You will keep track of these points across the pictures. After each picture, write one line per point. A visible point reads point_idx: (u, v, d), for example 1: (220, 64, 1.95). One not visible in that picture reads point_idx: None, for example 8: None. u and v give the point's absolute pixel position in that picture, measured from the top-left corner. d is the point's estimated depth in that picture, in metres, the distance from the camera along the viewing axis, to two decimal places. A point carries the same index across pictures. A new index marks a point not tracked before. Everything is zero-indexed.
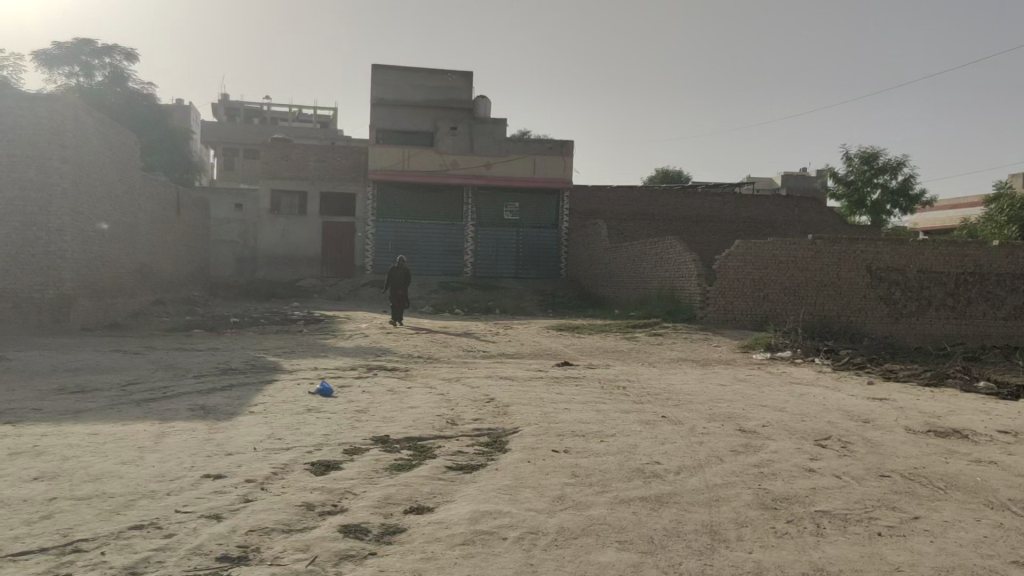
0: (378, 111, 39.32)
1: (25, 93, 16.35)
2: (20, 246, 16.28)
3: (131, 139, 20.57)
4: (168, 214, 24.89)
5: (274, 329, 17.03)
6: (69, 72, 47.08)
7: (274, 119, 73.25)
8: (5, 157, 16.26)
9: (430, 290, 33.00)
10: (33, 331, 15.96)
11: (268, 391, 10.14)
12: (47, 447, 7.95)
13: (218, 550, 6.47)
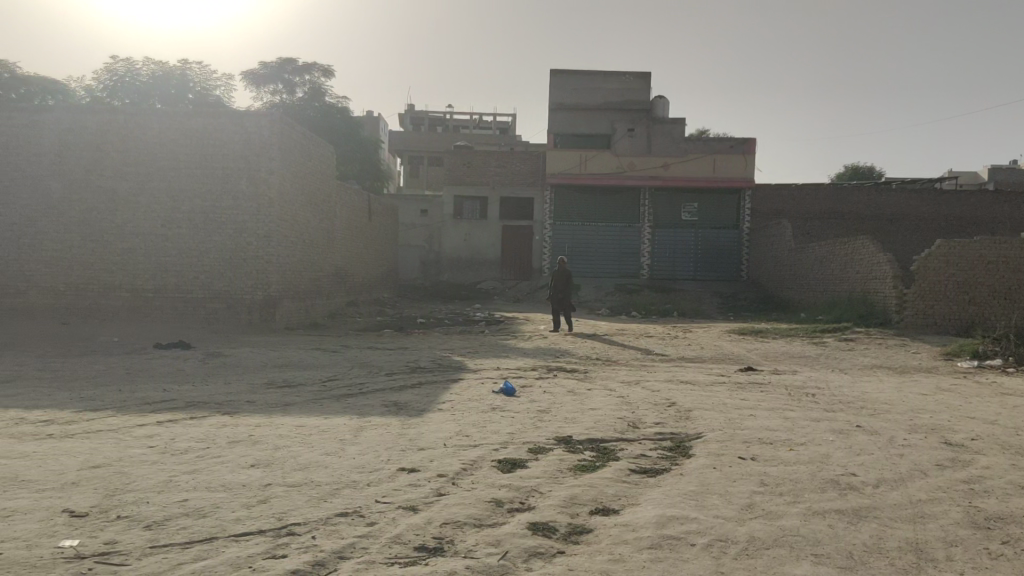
0: (557, 115, 39.92)
1: (239, 111, 17.75)
2: (234, 251, 17.78)
3: (329, 149, 21.88)
4: (361, 219, 26.43)
5: (459, 330, 17.64)
6: (273, 90, 51.19)
7: (456, 127, 75.74)
8: (220, 170, 17.78)
9: (604, 293, 33.10)
10: (243, 329, 17.40)
11: (455, 390, 10.51)
12: (261, 437, 8.60)
13: (416, 541, 6.77)
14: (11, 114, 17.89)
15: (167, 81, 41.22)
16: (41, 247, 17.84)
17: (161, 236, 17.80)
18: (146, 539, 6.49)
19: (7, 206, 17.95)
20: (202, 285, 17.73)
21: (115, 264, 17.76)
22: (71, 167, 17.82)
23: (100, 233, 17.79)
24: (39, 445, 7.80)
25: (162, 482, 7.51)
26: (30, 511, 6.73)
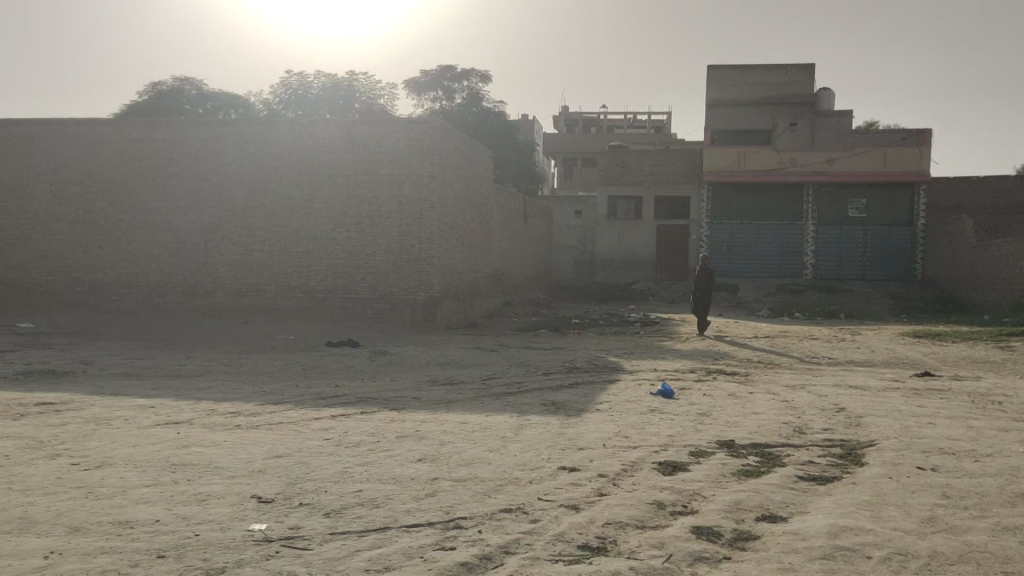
0: (715, 111, 39.14)
1: (401, 118, 18.49)
2: (398, 253, 18.53)
3: (486, 153, 22.43)
4: (517, 221, 26.91)
5: (614, 331, 17.60)
6: (434, 96, 52.74)
7: (611, 127, 75.53)
8: (386, 176, 18.57)
9: (766, 293, 32.20)
10: (407, 329, 18.12)
11: (613, 391, 10.50)
12: (427, 432, 8.91)
13: (579, 539, 6.81)
14: (198, 128, 19.32)
15: (336, 93, 43.48)
16: (225, 251, 19.20)
17: (331, 240, 18.79)
18: (326, 526, 6.86)
19: (195, 213, 19.35)
20: (368, 286, 18.61)
21: (290, 267, 18.93)
22: (251, 176, 19.09)
23: (277, 238, 19.00)
24: (229, 435, 8.40)
25: (338, 472, 7.90)
26: (223, 495, 7.25)
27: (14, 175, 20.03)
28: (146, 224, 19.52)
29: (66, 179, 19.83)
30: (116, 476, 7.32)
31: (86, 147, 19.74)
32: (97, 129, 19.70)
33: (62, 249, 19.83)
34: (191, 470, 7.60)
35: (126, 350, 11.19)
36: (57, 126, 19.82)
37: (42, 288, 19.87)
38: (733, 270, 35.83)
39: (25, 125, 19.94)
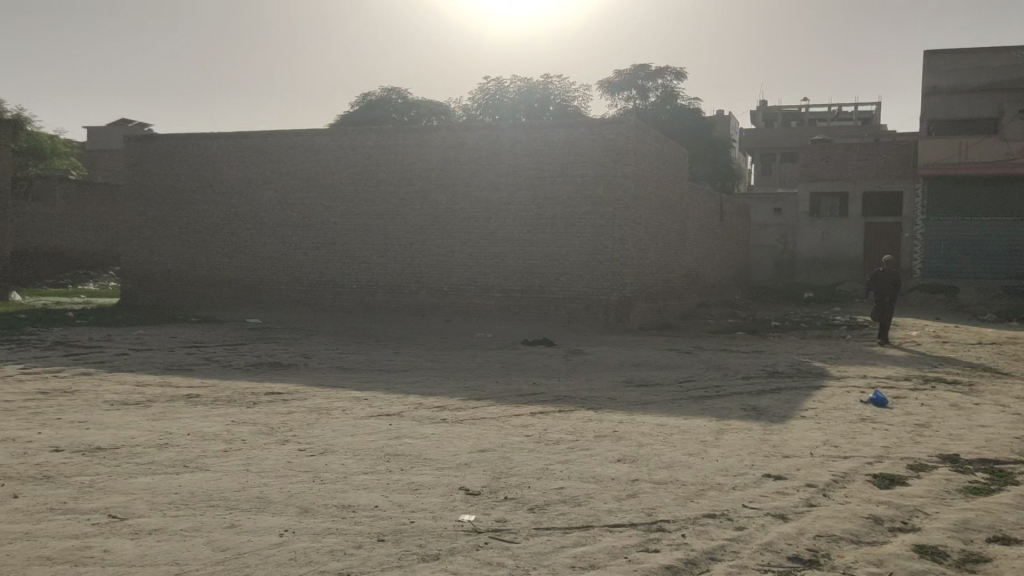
0: (931, 101, 35.95)
1: (597, 119, 18.61)
2: (592, 254, 18.66)
3: (683, 151, 22.14)
4: (713, 220, 26.39)
5: (815, 334, 16.82)
6: (627, 96, 52.79)
7: (812, 122, 72.20)
8: (581, 176, 18.75)
9: (989, 296, 29.54)
10: (601, 330, 18.23)
11: (818, 398, 10.03)
12: (625, 433, 8.89)
13: (789, 550, 6.54)
14: (404, 135, 20.35)
15: (532, 97, 44.54)
16: (428, 252, 20.13)
17: (527, 241, 19.24)
18: (531, 521, 6.99)
19: (402, 217, 20.41)
20: (563, 286, 18.90)
21: (489, 267, 19.57)
22: (451, 180, 19.89)
23: (476, 239, 19.69)
24: (436, 428, 8.77)
25: (540, 469, 8.02)
26: (433, 486, 7.58)
27: (244, 184, 21.94)
28: (359, 227, 20.81)
29: (288, 186, 21.49)
30: (337, 462, 7.83)
31: (305, 156, 21.29)
32: (315, 139, 21.20)
33: (285, 250, 21.53)
34: (403, 460, 8.00)
35: (343, 345, 11.99)
36: (280, 138, 21.55)
37: (269, 287, 21.69)
38: (951, 271, 33.34)
39: (253, 137, 21.77)
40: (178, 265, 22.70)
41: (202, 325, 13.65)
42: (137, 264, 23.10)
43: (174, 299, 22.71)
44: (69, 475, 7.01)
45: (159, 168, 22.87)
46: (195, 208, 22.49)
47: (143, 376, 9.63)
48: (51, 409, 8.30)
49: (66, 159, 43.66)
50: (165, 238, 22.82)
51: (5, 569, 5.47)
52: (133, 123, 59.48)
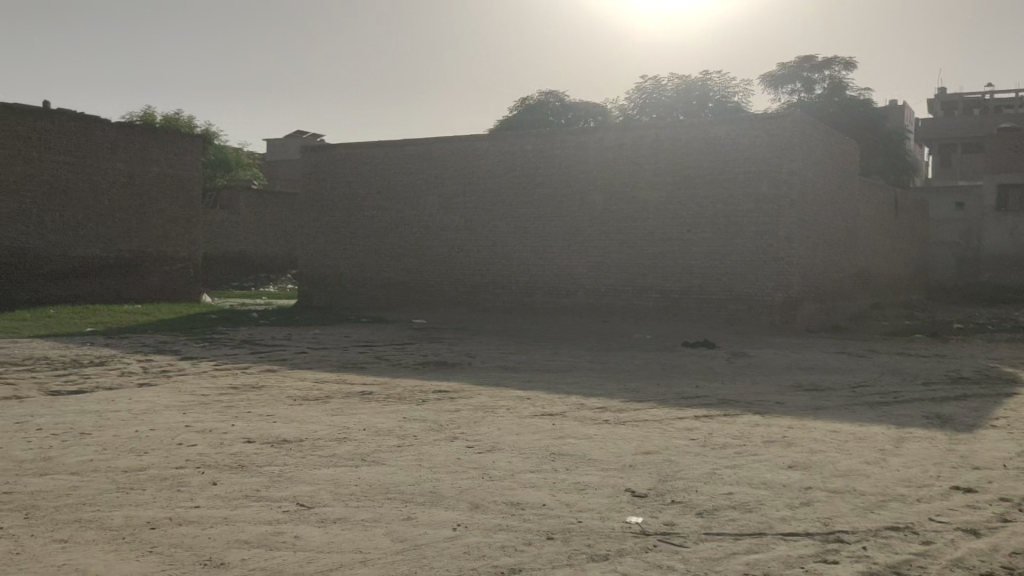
0: None
1: (759, 115, 18.13)
2: (754, 254, 18.14)
3: (853, 145, 21.16)
4: (886, 217, 25.05)
5: (1003, 337, 15.63)
6: (792, 89, 51.84)
7: (997, 108, 66.94)
8: (743, 173, 18.28)
9: None
10: (766, 332, 17.68)
11: (1010, 406, 9.31)
12: (795, 439, 8.58)
13: (985, 570, 6.07)
14: (563, 138, 20.59)
15: (690, 94, 43.89)
16: (586, 253, 20.22)
17: (687, 241, 18.95)
18: (701, 525, 6.83)
19: (560, 218, 20.63)
20: (724, 287, 18.46)
21: (648, 268, 19.42)
22: (610, 181, 19.91)
23: (635, 240, 19.60)
24: (599, 428, 8.79)
25: (707, 472, 7.85)
26: (599, 487, 7.57)
27: (410, 190, 22.81)
28: (518, 230, 21.20)
29: (450, 191, 22.18)
30: (504, 460, 7.98)
31: (467, 162, 21.91)
32: (476, 145, 21.78)
33: (448, 253, 22.22)
34: (568, 460, 8.05)
35: (505, 345, 12.24)
36: (442, 144, 22.29)
37: (433, 289, 22.45)
38: None
39: (418, 145, 22.63)
40: (349, 268, 23.86)
41: (375, 325, 14.32)
42: (312, 268, 24.46)
43: (345, 300, 23.89)
44: (261, 464, 7.49)
45: (332, 177, 24.14)
46: (364, 214, 23.59)
47: (321, 373, 10.20)
48: (241, 403, 8.92)
49: (249, 170, 46.88)
50: (336, 242, 24.05)
51: (209, 550, 5.89)
52: (309, 135, 63.29)
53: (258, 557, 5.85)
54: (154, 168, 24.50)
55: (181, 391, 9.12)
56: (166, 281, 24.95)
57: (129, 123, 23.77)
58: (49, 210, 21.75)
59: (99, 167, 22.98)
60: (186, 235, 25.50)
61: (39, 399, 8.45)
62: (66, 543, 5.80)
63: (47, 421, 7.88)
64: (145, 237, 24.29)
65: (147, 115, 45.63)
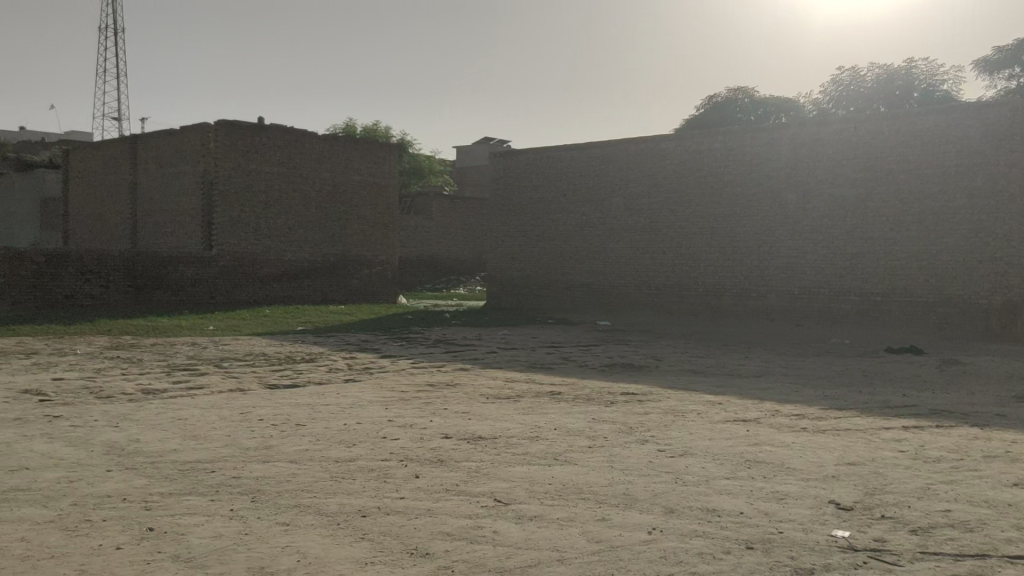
0: None
1: (975, 102, 16.79)
2: (967, 254, 16.85)
3: None
4: None
5: None
6: (1012, 73, 47.74)
7: None
8: (954, 167, 17.00)
9: None
10: (982, 338, 16.39)
11: None
12: (1020, 455, 7.83)
13: None
14: (753, 135, 20.00)
15: (893, 83, 41.24)
16: (778, 253, 19.53)
17: (890, 240, 17.87)
18: (915, 543, 6.34)
19: (750, 218, 20.03)
20: (933, 289, 17.29)
21: (845, 268, 18.50)
22: (803, 179, 19.13)
23: (831, 239, 18.72)
24: (797, 437, 8.43)
25: (919, 487, 7.30)
26: (801, 497, 7.21)
27: (594, 192, 22.94)
28: (705, 230, 20.81)
29: (635, 191, 22.10)
30: (698, 466, 7.81)
31: (652, 163, 21.78)
32: (663, 145, 21.60)
33: (633, 254, 22.15)
34: (765, 468, 7.76)
35: (694, 348, 12.03)
36: (627, 145, 22.24)
37: (617, 290, 22.46)
38: None
39: (602, 148, 22.73)
40: (534, 270, 24.30)
41: (563, 327, 14.48)
42: (499, 270, 25.08)
43: (532, 302, 24.36)
44: (458, 460, 7.74)
45: (517, 181, 24.64)
46: (550, 216, 23.94)
47: (511, 373, 10.43)
48: (438, 400, 9.28)
49: (439, 176, 48.78)
50: (523, 245, 24.55)
51: (416, 539, 6.17)
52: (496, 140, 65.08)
53: (460, 550, 6.04)
54: (355, 176, 26.01)
55: (382, 387, 9.61)
56: (365, 284, 26.42)
57: (334, 136, 25.40)
58: (266, 217, 23.65)
59: (307, 177, 24.70)
60: (383, 239, 26.90)
61: (259, 391, 9.18)
62: (289, 526, 6.25)
63: (268, 412, 8.54)
64: (346, 242, 25.84)
65: (348, 127, 48.65)
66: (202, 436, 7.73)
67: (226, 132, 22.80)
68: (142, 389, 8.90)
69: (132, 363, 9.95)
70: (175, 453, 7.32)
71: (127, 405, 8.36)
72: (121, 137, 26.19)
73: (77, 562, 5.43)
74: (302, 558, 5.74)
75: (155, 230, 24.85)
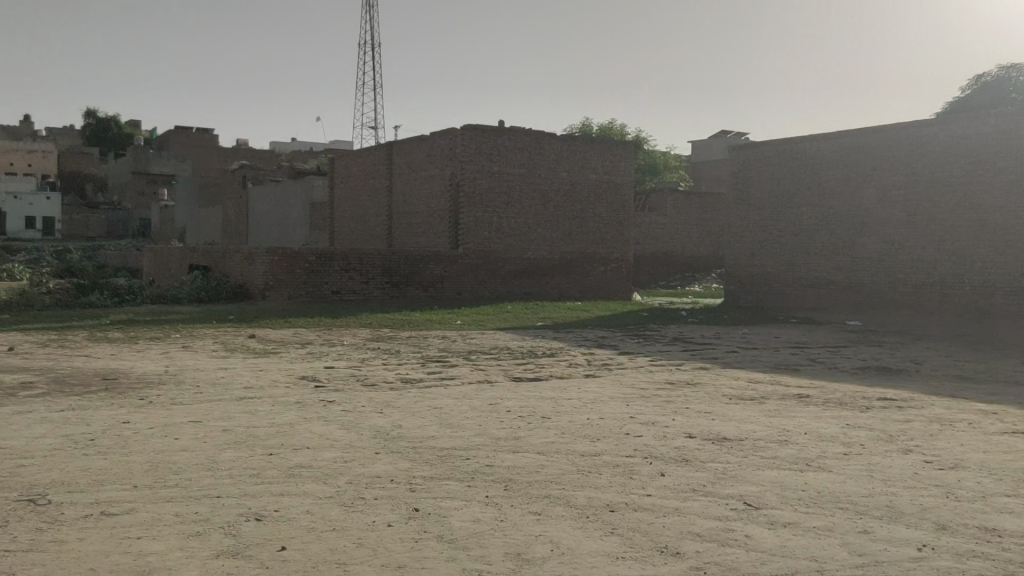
0: None
1: None
2: None
3: None
4: None
5: None
6: None
7: None
8: None
9: None
10: None
11: None
12: None
13: None
14: None
15: None
16: None
17: None
18: None
19: None
20: None
21: None
22: None
23: None
24: None
25: None
26: None
27: (843, 183, 21.69)
28: (973, 222, 19.04)
29: (890, 182, 20.65)
30: (972, 480, 7.08)
31: (909, 150, 20.26)
32: (922, 130, 20.03)
33: (887, 249, 20.73)
34: None
35: (963, 352, 11.00)
36: (881, 132, 20.85)
37: (868, 288, 21.13)
38: None
39: (853, 136, 21.44)
40: (777, 267, 23.30)
41: (811, 326, 13.81)
42: (739, 267, 24.26)
43: (774, 300, 23.38)
44: (704, 460, 7.58)
45: (757, 174, 23.71)
46: (792, 210, 22.92)
47: (754, 373, 10.10)
48: (679, 399, 9.16)
49: (676, 172, 48.32)
50: (763, 241, 23.67)
51: (665, 538, 6.10)
52: (735, 133, 63.40)
53: (713, 552, 5.88)
54: (592, 175, 26.14)
55: (623, 384, 9.65)
56: (603, 280, 26.59)
57: (573, 135, 25.73)
58: (506, 217, 24.55)
59: (546, 177, 25.23)
60: (619, 237, 26.85)
61: (505, 384, 9.53)
62: (541, 516, 6.40)
63: (514, 403, 8.85)
64: (583, 240, 26.12)
65: (584, 126, 49.56)
66: (456, 425, 8.14)
67: (472, 136, 23.94)
68: (401, 378, 9.54)
69: (390, 354, 10.71)
70: (433, 439, 7.76)
71: (389, 393, 8.99)
72: (377, 144, 28.33)
73: (354, 536, 5.89)
74: (555, 548, 5.86)
75: (408, 230, 26.60)
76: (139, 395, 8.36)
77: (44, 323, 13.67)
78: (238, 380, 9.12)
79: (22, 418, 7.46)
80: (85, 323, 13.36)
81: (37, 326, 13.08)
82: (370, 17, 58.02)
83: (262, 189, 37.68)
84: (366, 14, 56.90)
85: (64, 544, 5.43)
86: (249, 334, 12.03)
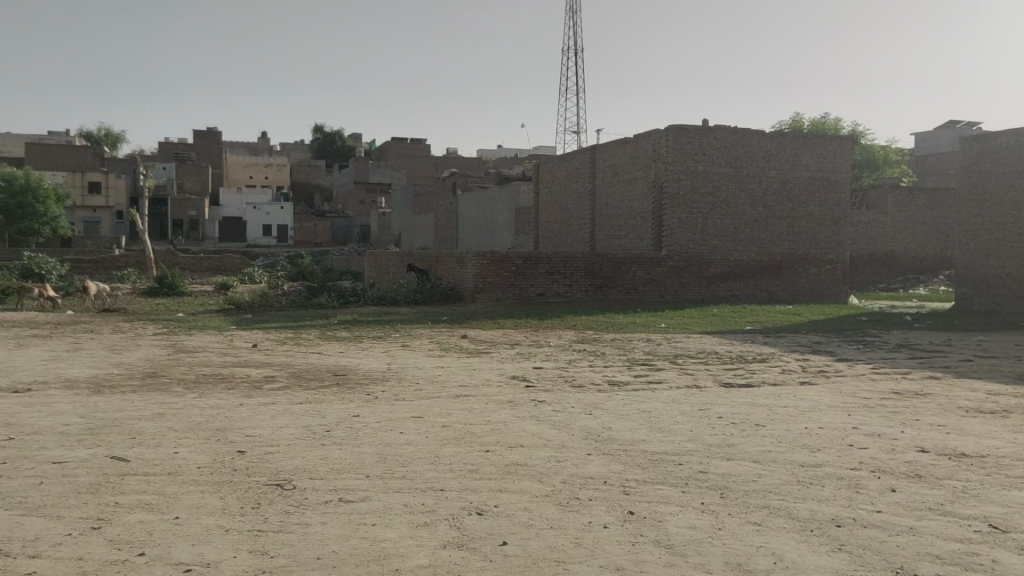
0: None
1: None
2: None
3: None
4: None
5: None
6: None
7: None
8: None
9: None
10: None
11: None
12: None
13: None
14: None
15: None
16: None
17: None
18: None
19: None
20: None
21: None
22: None
23: None
24: None
25: None
26: None
27: None
28: None
29: None
30: None
31: None
32: None
33: None
34: None
35: None
36: None
37: None
38: None
39: None
40: (1018, 269, 21.18)
41: None
42: (974, 269, 22.32)
43: (1014, 305, 21.27)
44: (941, 477, 6.99)
45: (995, 167, 21.77)
46: None
47: (994, 385, 9.23)
48: (907, 410, 8.55)
49: (897, 167, 45.33)
50: (1001, 239, 21.64)
51: (899, 557, 5.64)
52: (966, 123, 58.50)
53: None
54: (803, 173, 24.89)
55: (842, 392, 9.14)
56: (815, 283, 25.29)
57: (784, 132, 24.66)
58: (713, 218, 24.04)
59: (755, 176, 24.42)
60: (833, 237, 25.42)
61: (715, 389, 9.31)
62: (761, 526, 6.15)
63: (726, 409, 8.62)
64: (794, 241, 24.97)
65: (794, 121, 47.67)
66: (667, 429, 8.03)
67: (677, 136, 23.67)
68: (608, 380, 9.57)
69: (596, 356, 10.78)
70: (645, 443, 7.70)
71: (598, 395, 9.04)
72: (581, 148, 28.73)
73: (571, 536, 5.93)
74: (778, 560, 5.60)
75: (612, 232, 26.71)
76: (366, 390, 8.93)
77: (282, 322, 14.96)
78: (453, 378, 9.52)
79: (267, 409, 8.18)
80: (317, 323, 14.47)
81: (277, 324, 14.33)
82: (572, 22, 58.89)
83: (470, 195, 39.02)
84: (569, 20, 57.76)
85: (308, 526, 5.86)
86: (461, 334, 12.53)
